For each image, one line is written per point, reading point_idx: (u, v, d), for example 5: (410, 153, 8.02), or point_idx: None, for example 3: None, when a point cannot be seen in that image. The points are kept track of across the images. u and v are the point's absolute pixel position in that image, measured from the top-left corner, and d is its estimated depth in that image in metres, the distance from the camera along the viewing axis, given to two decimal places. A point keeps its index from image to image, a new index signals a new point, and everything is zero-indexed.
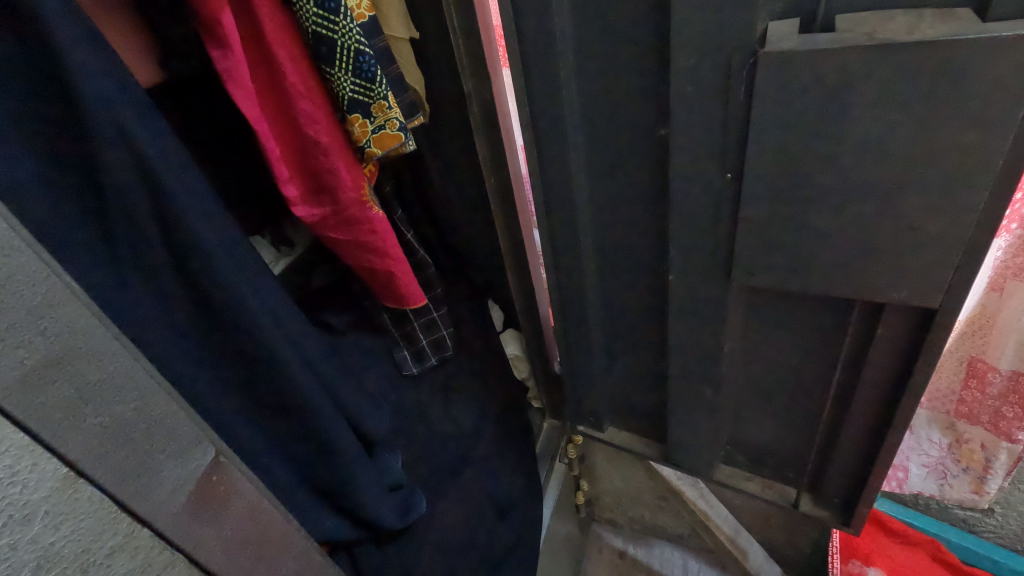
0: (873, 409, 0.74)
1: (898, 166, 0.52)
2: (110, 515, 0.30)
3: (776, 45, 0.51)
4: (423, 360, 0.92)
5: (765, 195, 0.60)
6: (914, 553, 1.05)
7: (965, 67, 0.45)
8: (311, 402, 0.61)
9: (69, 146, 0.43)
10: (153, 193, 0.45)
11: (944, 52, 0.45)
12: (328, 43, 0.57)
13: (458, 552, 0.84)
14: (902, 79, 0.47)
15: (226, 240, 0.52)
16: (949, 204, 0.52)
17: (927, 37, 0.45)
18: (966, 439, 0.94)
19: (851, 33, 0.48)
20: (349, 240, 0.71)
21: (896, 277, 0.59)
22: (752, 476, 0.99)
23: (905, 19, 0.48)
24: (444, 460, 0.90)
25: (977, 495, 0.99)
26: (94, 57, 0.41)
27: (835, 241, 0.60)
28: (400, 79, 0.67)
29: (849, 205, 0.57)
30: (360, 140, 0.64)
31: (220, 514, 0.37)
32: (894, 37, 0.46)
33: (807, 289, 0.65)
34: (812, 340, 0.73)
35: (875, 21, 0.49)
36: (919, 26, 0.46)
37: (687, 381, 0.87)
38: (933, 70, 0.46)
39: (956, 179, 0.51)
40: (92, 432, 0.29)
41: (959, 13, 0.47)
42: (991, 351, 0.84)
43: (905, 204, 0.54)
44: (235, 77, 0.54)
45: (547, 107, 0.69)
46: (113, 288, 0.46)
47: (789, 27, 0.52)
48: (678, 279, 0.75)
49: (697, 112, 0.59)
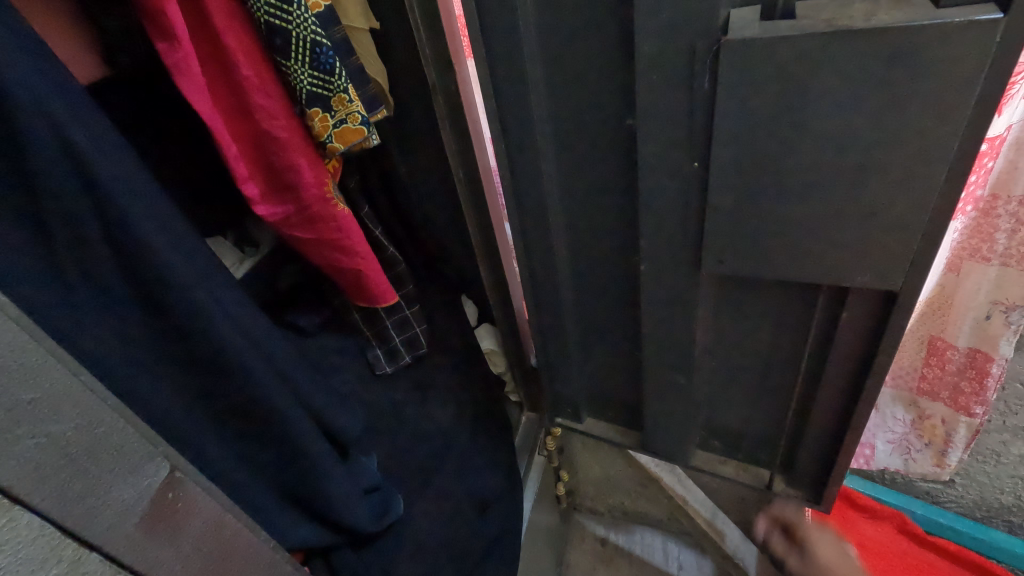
0: (841, 390, 0.75)
1: (860, 152, 0.53)
2: (51, 541, 0.28)
3: (739, 32, 0.51)
4: (396, 358, 0.89)
5: (732, 183, 0.60)
6: (880, 525, 1.11)
7: (921, 53, 0.46)
8: (277, 407, 0.59)
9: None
10: (96, 197, 0.43)
11: (901, 38, 0.45)
12: (282, 33, 0.55)
13: (438, 550, 0.83)
14: (861, 66, 0.48)
15: (179, 243, 0.49)
16: (908, 189, 0.53)
17: (883, 24, 0.45)
18: (928, 415, 0.98)
19: (811, 21, 0.49)
20: (314, 238, 0.69)
21: (860, 262, 0.60)
22: (728, 460, 1.00)
23: (863, 6, 0.48)
24: (421, 459, 0.89)
25: (939, 468, 1.03)
26: (23, 51, 0.38)
27: (801, 228, 0.61)
28: (361, 71, 0.65)
29: (814, 193, 0.57)
30: (321, 135, 0.62)
31: (178, 532, 0.35)
32: (852, 24, 0.47)
33: (775, 277, 0.66)
34: (781, 325, 0.75)
35: (835, 9, 0.49)
36: (876, 13, 0.47)
37: (661, 370, 0.87)
38: (890, 56, 0.46)
39: (915, 164, 0.52)
40: (27, 455, 0.27)
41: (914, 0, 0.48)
42: (949, 330, 0.86)
43: (867, 191, 0.55)
44: (184, 71, 0.51)
45: (513, 98, 0.68)
46: (57, 299, 0.43)
47: (751, 15, 0.52)
48: (650, 269, 0.75)
49: (664, 101, 0.59)
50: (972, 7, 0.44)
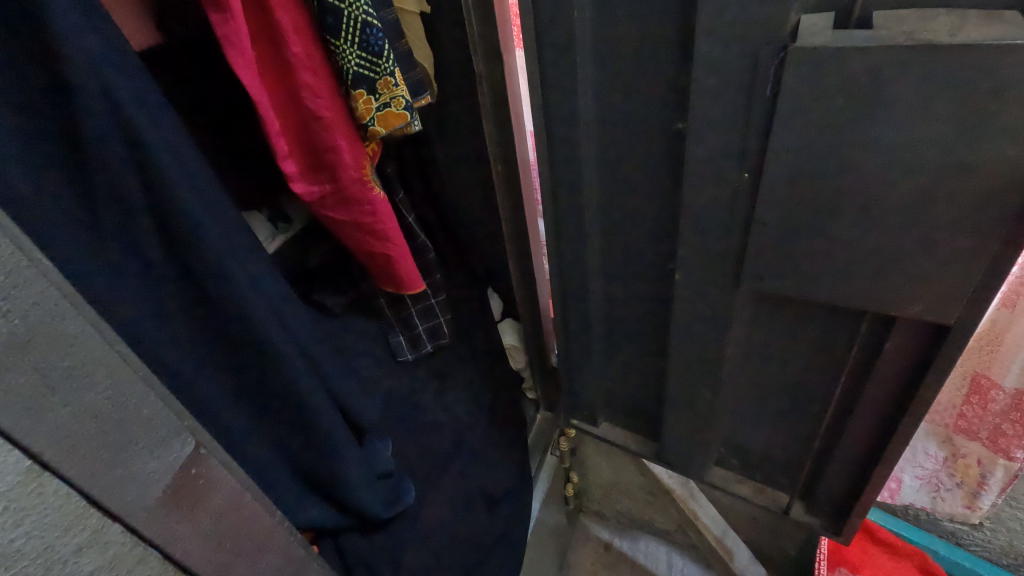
0: (876, 421, 0.72)
1: (926, 177, 0.50)
2: (78, 510, 0.28)
3: (808, 40, 0.48)
4: (419, 346, 0.89)
5: (781, 196, 0.58)
6: (901, 563, 1.05)
7: (1011, 76, 0.42)
8: (301, 387, 0.59)
9: (54, 108, 0.40)
10: (142, 165, 0.43)
11: (991, 57, 0.42)
12: (333, 12, 0.55)
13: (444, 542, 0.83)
14: (940, 85, 0.45)
15: (218, 217, 0.49)
16: (974, 217, 0.50)
17: (971, 39, 0.42)
18: (963, 454, 0.93)
19: (890, 32, 0.45)
20: (348, 220, 0.68)
21: (911, 290, 0.57)
22: (745, 480, 0.98)
23: (948, 20, 0.45)
24: (435, 449, 0.89)
25: (969, 510, 0.99)
26: (83, 16, 0.38)
27: (851, 251, 0.58)
28: (408, 54, 0.64)
29: (869, 218, 0.55)
30: (363, 118, 0.62)
31: (198, 507, 0.35)
32: (936, 38, 0.43)
33: (817, 298, 0.63)
34: (817, 349, 0.72)
35: (916, 20, 0.46)
36: (963, 28, 0.44)
37: (685, 382, 0.85)
38: (973, 76, 0.43)
39: (987, 195, 0.48)
40: (60, 423, 0.27)
41: (1007, 15, 0.44)
42: (996, 367, 0.82)
43: (929, 217, 0.52)
44: (235, 44, 0.51)
45: (560, 93, 0.66)
46: (97, 265, 0.44)
47: (822, 22, 0.49)
48: (684, 279, 0.73)
49: (717, 107, 0.57)
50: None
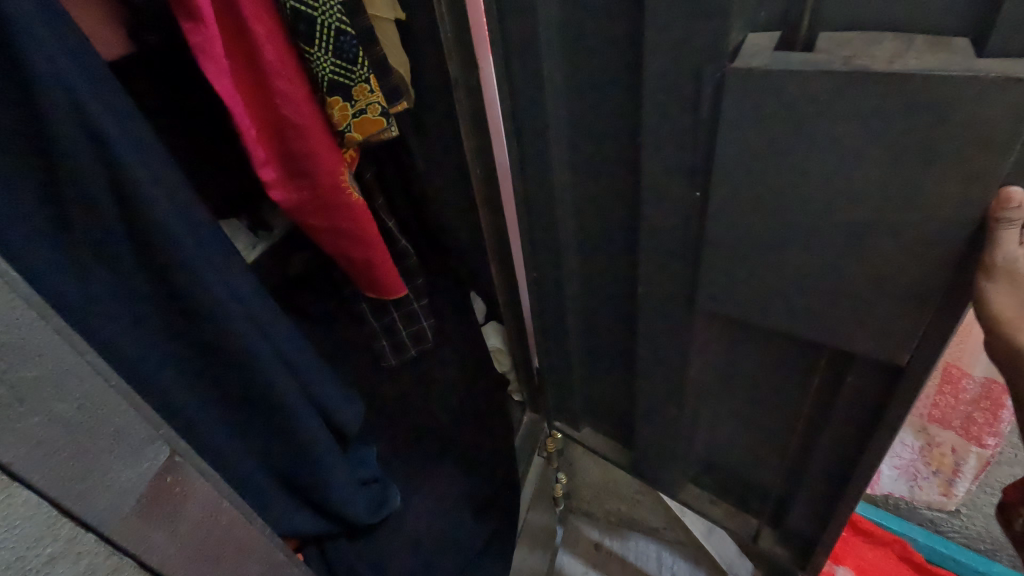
0: (837, 448, 0.72)
1: (875, 210, 0.50)
2: (48, 520, 0.28)
3: (746, 61, 0.49)
4: (402, 351, 0.87)
5: (726, 213, 0.59)
6: (881, 552, 1.08)
7: (951, 106, 0.42)
8: (285, 397, 0.59)
9: (18, 120, 0.39)
10: (115, 178, 0.43)
11: (927, 86, 0.42)
12: (307, 20, 0.55)
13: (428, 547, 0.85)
14: (878, 112, 0.45)
15: (194, 226, 0.49)
16: (923, 247, 0.50)
17: (906, 68, 0.42)
18: (938, 443, 0.96)
19: (828, 55, 0.46)
20: (327, 227, 0.68)
21: (865, 318, 0.57)
22: (718, 502, 1.00)
23: (892, 44, 0.45)
24: (417, 456, 0.91)
25: (945, 497, 1.00)
26: (49, 28, 0.38)
27: (803, 276, 0.58)
28: (384, 61, 0.65)
29: (817, 246, 0.55)
30: (340, 125, 0.62)
31: (174, 517, 0.36)
32: (870, 65, 0.44)
33: (770, 322, 0.65)
34: (774, 365, 0.73)
35: (857, 46, 0.47)
36: (903, 55, 0.44)
37: (652, 396, 0.87)
38: (912, 103, 0.43)
39: (930, 230, 0.48)
40: (28, 433, 0.27)
41: (954, 44, 0.44)
42: (967, 358, 0.84)
43: (875, 245, 0.52)
44: (208, 53, 0.51)
45: (529, 101, 0.68)
46: (73, 280, 0.44)
47: (765, 42, 0.51)
48: (650, 288, 0.74)
49: (667, 124, 0.58)
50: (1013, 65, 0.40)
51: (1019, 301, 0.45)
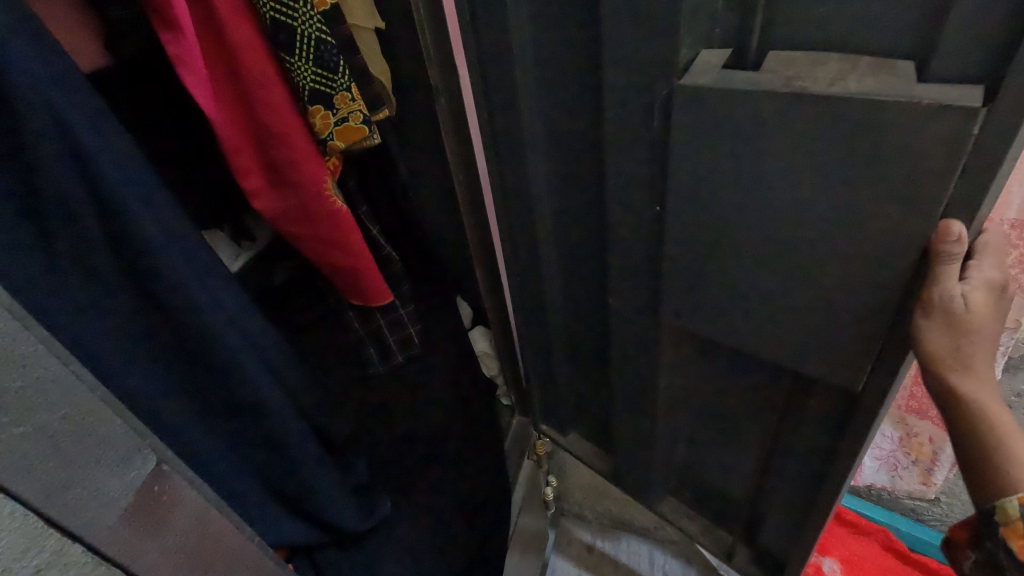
0: (797, 464, 0.75)
1: (820, 234, 0.50)
2: (35, 531, 0.28)
3: (694, 78, 0.51)
4: (389, 357, 0.87)
5: (683, 223, 0.60)
6: (866, 542, 1.10)
7: (888, 134, 0.42)
8: (272, 406, 0.60)
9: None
10: (96, 189, 0.43)
11: (864, 111, 0.42)
12: (287, 30, 0.56)
13: (418, 554, 0.85)
14: (817, 136, 0.45)
15: (177, 235, 0.49)
16: (869, 278, 0.50)
17: (843, 91, 0.43)
18: (916, 433, 0.98)
19: (773, 75, 0.47)
20: (312, 235, 0.68)
21: (818, 342, 0.57)
22: (694, 517, 1.02)
23: (838, 64, 0.46)
24: (409, 459, 0.92)
25: (925, 486, 1.04)
26: (27, 39, 0.38)
27: (759, 298, 0.59)
28: (365, 69, 0.65)
29: (769, 267, 0.56)
30: (321, 133, 0.62)
31: (164, 524, 0.36)
32: (811, 87, 0.44)
33: (730, 341, 0.66)
34: (740, 376, 0.73)
35: (804, 67, 0.47)
36: (846, 77, 0.44)
37: (628, 403, 0.89)
38: (850, 126, 0.43)
39: (874, 257, 0.48)
40: (13, 444, 0.27)
41: (899, 66, 0.44)
42: None
43: (823, 270, 0.52)
44: (187, 64, 0.52)
45: (504, 109, 0.70)
46: (53, 294, 0.43)
47: (715, 59, 0.52)
48: (621, 295, 0.76)
49: (631, 138, 0.60)
50: (955, 92, 0.40)
51: (951, 344, 0.46)
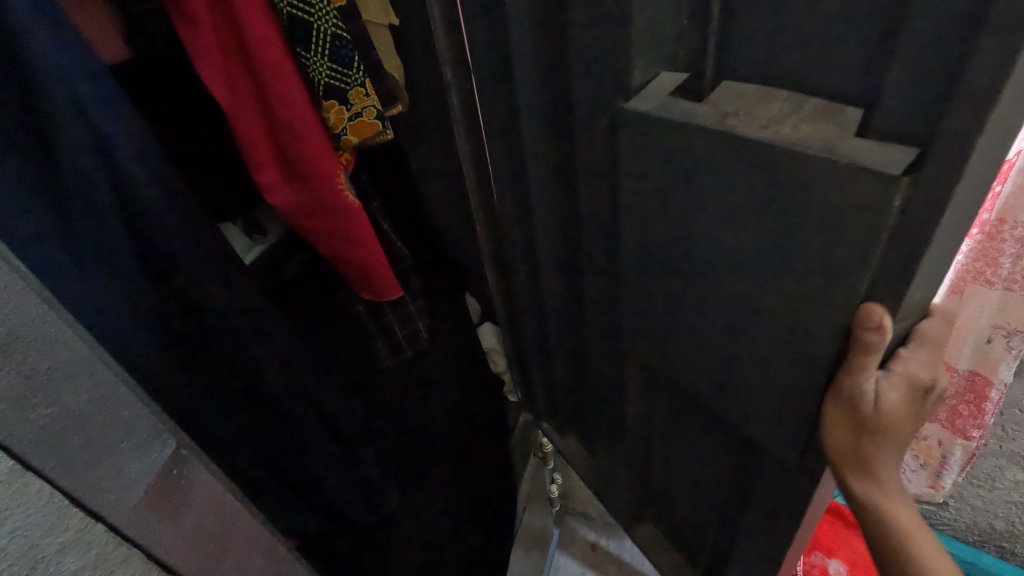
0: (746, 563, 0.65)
1: (749, 300, 0.43)
2: (60, 510, 0.29)
3: (637, 104, 0.43)
4: (398, 352, 0.87)
5: (635, 251, 0.53)
6: None
7: (808, 194, 0.34)
8: (283, 396, 0.61)
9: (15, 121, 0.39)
10: (117, 181, 0.44)
11: (787, 163, 0.33)
12: (303, 26, 0.57)
13: (418, 543, 0.88)
14: (737, 182, 0.37)
15: (196, 227, 0.50)
16: (791, 362, 0.42)
17: (766, 136, 0.34)
18: (925, 436, 0.97)
19: (711, 109, 0.39)
20: (324, 229, 0.69)
21: (756, 411, 0.49)
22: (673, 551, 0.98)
23: (781, 105, 0.36)
24: (416, 452, 0.93)
25: (933, 490, 1.03)
26: (54, 34, 0.39)
27: (695, 352, 0.52)
28: (379, 66, 0.66)
29: (703, 320, 0.49)
30: (336, 128, 0.64)
31: (180, 506, 0.37)
32: (741, 129, 0.36)
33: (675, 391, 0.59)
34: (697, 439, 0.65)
35: (748, 103, 0.38)
36: (781, 120, 0.35)
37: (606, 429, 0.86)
38: (774, 177, 0.35)
39: (797, 339, 0.40)
40: (40, 424, 0.28)
41: (847, 113, 0.34)
42: (950, 352, 0.86)
43: (753, 334, 0.44)
44: (206, 59, 0.53)
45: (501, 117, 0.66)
46: (79, 286, 0.43)
47: (666, 85, 0.43)
48: (595, 315, 0.70)
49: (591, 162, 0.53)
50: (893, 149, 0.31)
51: (854, 437, 0.40)
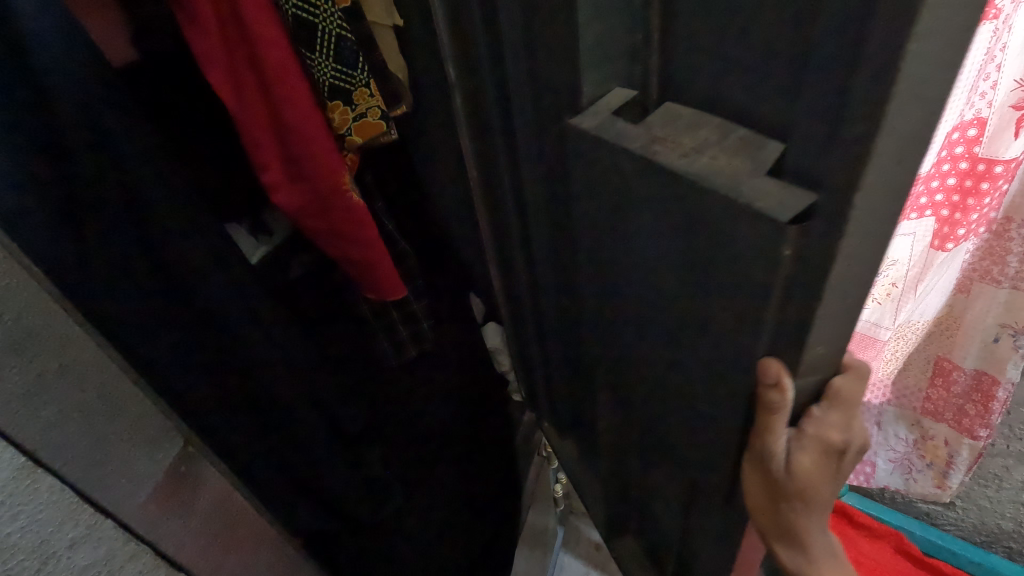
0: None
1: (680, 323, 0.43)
2: (71, 505, 0.29)
3: (582, 118, 0.40)
4: (403, 352, 0.87)
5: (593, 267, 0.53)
6: (878, 545, 1.09)
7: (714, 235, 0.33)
8: (287, 396, 0.62)
9: (28, 128, 0.39)
10: (122, 183, 0.44)
11: (696, 197, 0.32)
12: (308, 27, 0.57)
13: (420, 541, 0.89)
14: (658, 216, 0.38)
15: (200, 228, 0.50)
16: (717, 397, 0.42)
17: (679, 169, 0.32)
18: (931, 436, 0.97)
19: (643, 131, 0.36)
20: (328, 230, 0.69)
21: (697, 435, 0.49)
22: None
23: (707, 133, 0.33)
24: (421, 452, 0.93)
25: (939, 490, 1.02)
26: (65, 38, 0.40)
27: (649, 367, 0.53)
28: (383, 66, 0.66)
29: (650, 336, 0.50)
30: (340, 128, 0.65)
31: (189, 502, 0.39)
32: (661, 158, 0.34)
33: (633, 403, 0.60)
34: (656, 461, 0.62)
35: (672, 127, 0.35)
36: (701, 152, 0.33)
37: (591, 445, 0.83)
38: (691, 209, 0.33)
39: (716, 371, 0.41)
40: (51, 421, 0.29)
41: (769, 147, 0.30)
42: (956, 351, 0.86)
43: (688, 364, 0.44)
44: (211, 61, 0.53)
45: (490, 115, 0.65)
46: (94, 288, 0.43)
47: (614, 101, 0.39)
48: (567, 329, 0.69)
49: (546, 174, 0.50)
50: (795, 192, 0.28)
51: (767, 491, 0.41)
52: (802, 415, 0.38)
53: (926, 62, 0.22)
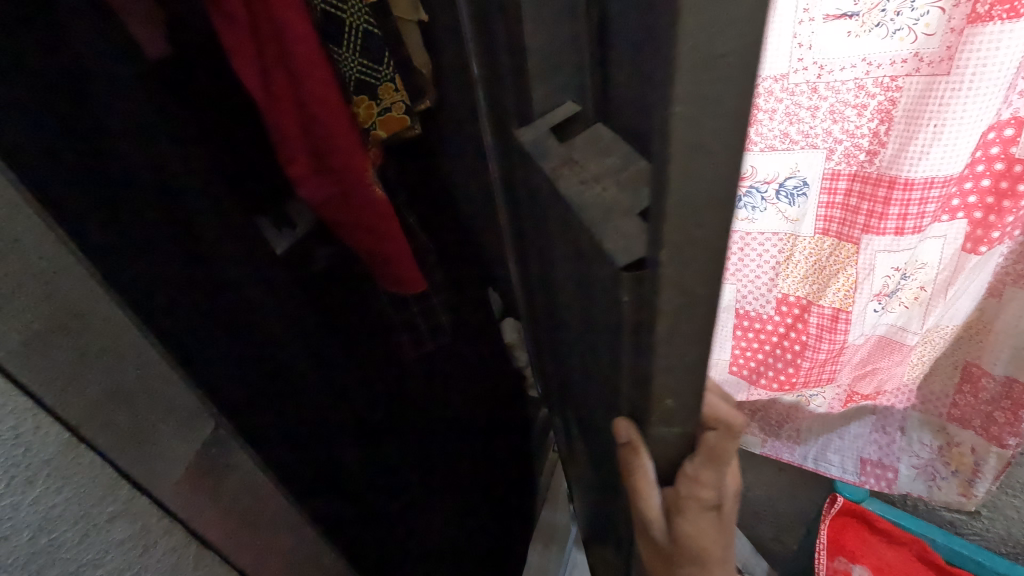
0: None
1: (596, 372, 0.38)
2: (110, 480, 0.30)
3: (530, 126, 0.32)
4: (421, 346, 0.88)
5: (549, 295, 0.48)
6: (899, 552, 1.07)
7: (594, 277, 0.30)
8: (306, 387, 0.63)
9: (65, 117, 0.38)
10: (157, 174, 0.45)
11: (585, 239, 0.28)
12: (336, 21, 0.59)
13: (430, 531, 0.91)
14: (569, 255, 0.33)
15: (224, 220, 0.51)
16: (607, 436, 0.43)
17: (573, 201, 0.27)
18: (957, 443, 0.93)
19: (558, 147, 0.30)
20: (351, 222, 0.70)
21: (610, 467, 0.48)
22: None
23: (614, 160, 0.26)
24: (436, 445, 0.94)
25: (965, 498, 0.98)
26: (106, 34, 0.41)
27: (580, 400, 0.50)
28: (407, 62, 0.67)
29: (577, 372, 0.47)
30: (366, 122, 0.66)
31: (214, 481, 0.40)
32: (561, 185, 0.29)
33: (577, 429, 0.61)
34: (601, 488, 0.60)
35: (588, 151, 0.28)
36: (599, 182, 0.26)
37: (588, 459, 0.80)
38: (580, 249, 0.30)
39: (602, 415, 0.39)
40: (95, 398, 0.30)
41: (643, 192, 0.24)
42: (986, 357, 0.84)
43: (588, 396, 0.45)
44: (241, 54, 0.55)
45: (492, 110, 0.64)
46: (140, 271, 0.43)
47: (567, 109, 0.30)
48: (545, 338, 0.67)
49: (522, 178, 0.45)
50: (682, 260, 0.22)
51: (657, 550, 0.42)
52: (677, 479, 0.38)
53: (696, 126, 0.18)
